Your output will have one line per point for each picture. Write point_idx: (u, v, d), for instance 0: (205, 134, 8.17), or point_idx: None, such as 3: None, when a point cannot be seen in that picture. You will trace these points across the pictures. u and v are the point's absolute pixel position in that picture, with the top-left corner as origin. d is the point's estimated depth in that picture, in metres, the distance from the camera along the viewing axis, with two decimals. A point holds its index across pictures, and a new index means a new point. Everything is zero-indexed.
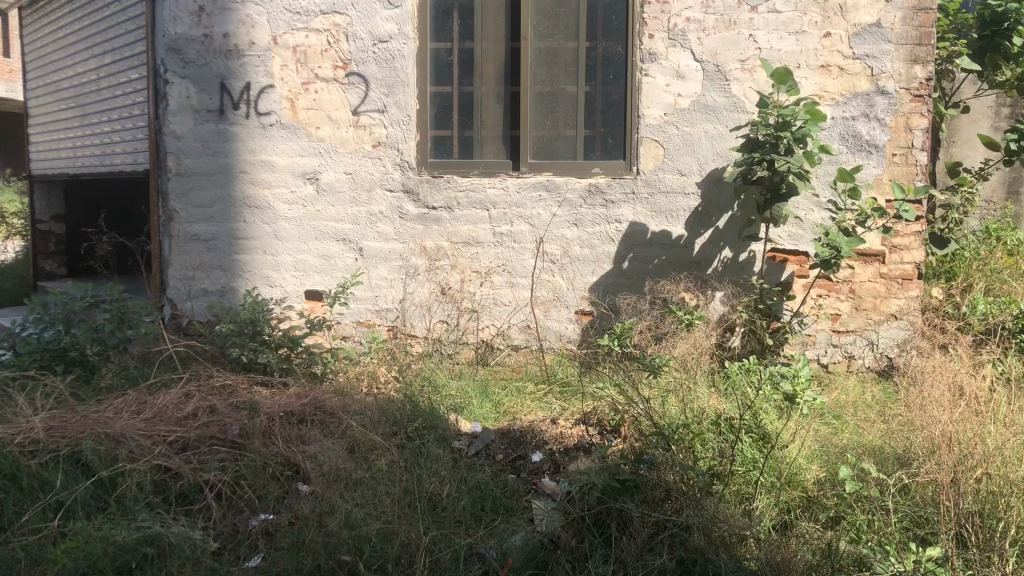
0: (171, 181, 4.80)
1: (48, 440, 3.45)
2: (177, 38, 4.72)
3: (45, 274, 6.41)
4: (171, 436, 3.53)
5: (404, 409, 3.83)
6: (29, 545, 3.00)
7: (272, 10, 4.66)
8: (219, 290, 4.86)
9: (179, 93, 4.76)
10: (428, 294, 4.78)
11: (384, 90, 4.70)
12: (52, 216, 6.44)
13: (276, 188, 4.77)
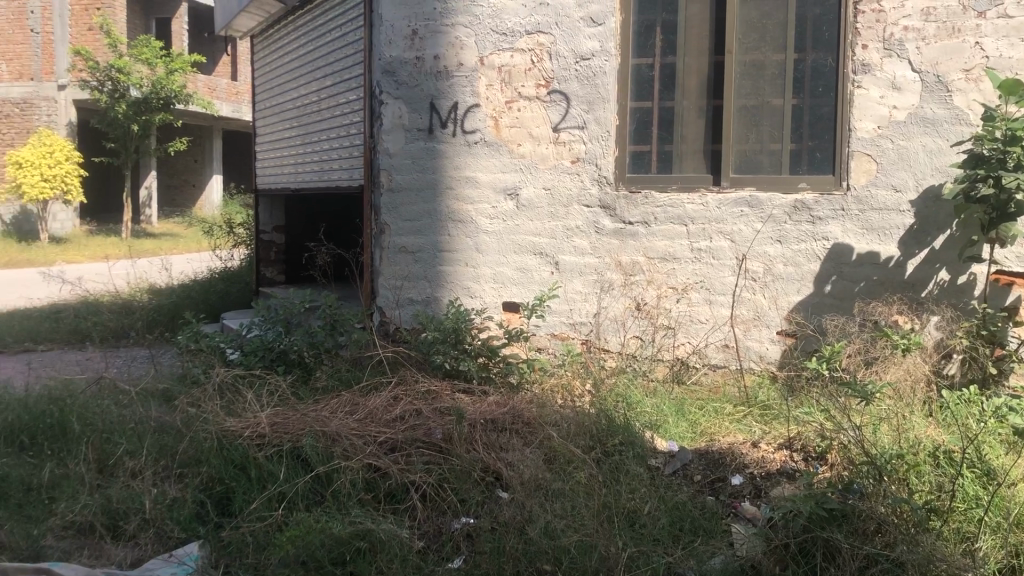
0: (383, 196, 5.07)
1: (272, 434, 3.72)
2: (392, 61, 4.99)
3: (266, 281, 6.95)
4: (381, 436, 3.72)
5: (601, 424, 3.84)
6: (257, 532, 3.26)
7: (480, 31, 4.85)
8: (424, 299, 5.07)
9: (392, 113, 5.02)
10: (623, 309, 4.78)
11: (585, 107, 4.75)
12: (274, 227, 6.97)
13: (479, 203, 4.92)
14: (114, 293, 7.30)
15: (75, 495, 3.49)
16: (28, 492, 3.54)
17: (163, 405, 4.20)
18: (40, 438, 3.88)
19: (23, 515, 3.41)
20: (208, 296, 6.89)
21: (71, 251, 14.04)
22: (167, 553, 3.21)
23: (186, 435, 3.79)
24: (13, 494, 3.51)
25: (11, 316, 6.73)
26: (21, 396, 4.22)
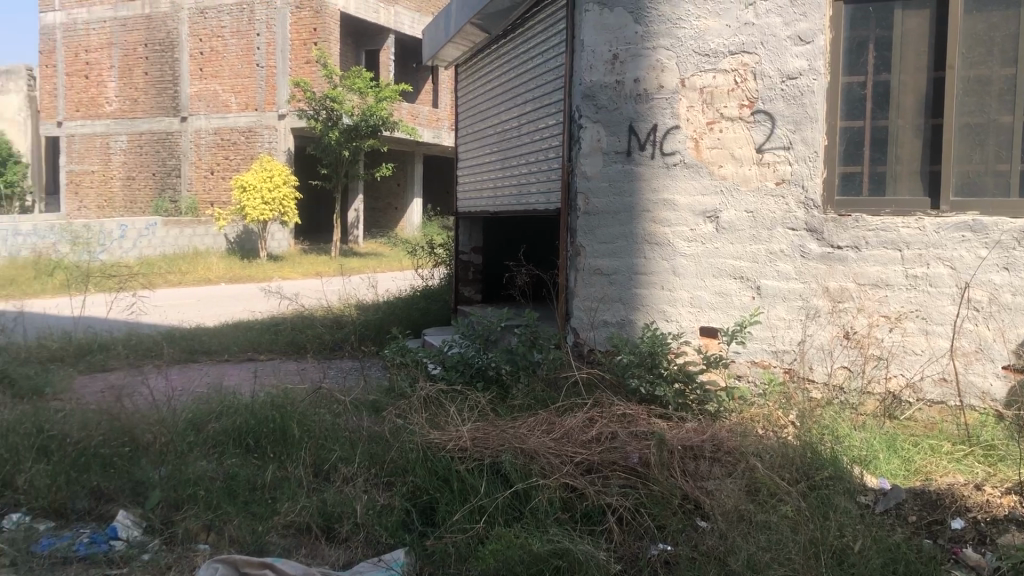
0: (580, 219, 5.03)
1: (473, 448, 3.80)
2: (592, 85, 4.96)
3: (464, 299, 7.17)
4: (577, 457, 3.71)
5: (806, 456, 3.70)
6: (459, 544, 3.36)
7: (682, 54, 4.79)
8: (618, 322, 5.00)
9: (590, 137, 4.97)
10: (831, 338, 4.59)
11: (791, 126, 4.61)
12: (472, 248, 7.19)
13: (676, 226, 4.83)
14: (326, 308, 7.79)
15: (293, 497, 3.73)
16: (253, 491, 3.82)
17: (371, 416, 4.42)
18: (264, 441, 4.19)
19: (249, 512, 3.68)
20: (410, 313, 7.20)
21: (286, 268, 15.11)
22: (375, 559, 3.38)
23: (393, 444, 3.96)
24: (241, 492, 3.80)
25: (237, 327, 7.33)
26: (249, 401, 4.57)
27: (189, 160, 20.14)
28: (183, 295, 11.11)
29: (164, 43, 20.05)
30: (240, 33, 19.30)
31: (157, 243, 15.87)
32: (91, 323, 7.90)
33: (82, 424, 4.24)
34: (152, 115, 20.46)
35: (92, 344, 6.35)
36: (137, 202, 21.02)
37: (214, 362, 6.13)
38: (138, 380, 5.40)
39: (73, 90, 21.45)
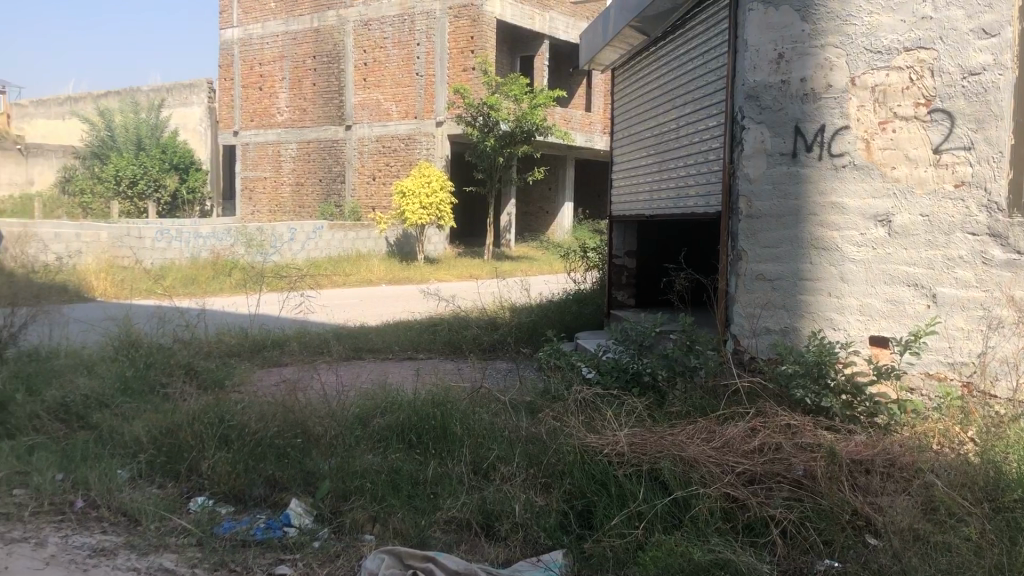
0: (741, 222, 4.89)
1: (631, 453, 3.77)
2: (756, 86, 4.82)
3: (618, 304, 7.16)
4: (739, 466, 3.62)
5: (989, 476, 3.47)
6: (617, 549, 3.35)
7: (853, 51, 4.61)
8: (782, 328, 4.81)
9: (753, 139, 4.83)
10: (1016, 351, 4.31)
11: (973, 125, 4.39)
12: (626, 252, 7.17)
13: (845, 230, 4.63)
14: (482, 309, 7.96)
15: (454, 493, 3.83)
16: (415, 486, 3.94)
17: (528, 417, 4.46)
18: (426, 437, 4.31)
19: (412, 506, 3.80)
20: (563, 317, 7.24)
21: (442, 270, 15.53)
22: (534, 558, 3.42)
23: (551, 446, 3.99)
24: (404, 486, 3.93)
25: (399, 327, 7.58)
26: (411, 398, 4.72)
27: (352, 167, 20.98)
28: (348, 295, 11.62)
29: (331, 55, 21.03)
30: (402, 43, 19.99)
31: (323, 245, 16.66)
32: (265, 320, 8.38)
33: (259, 415, 4.49)
34: (319, 124, 21.50)
35: (267, 340, 6.72)
36: (304, 207, 22.12)
37: (378, 360, 6.37)
38: (309, 375, 5.69)
39: (249, 102, 22.86)
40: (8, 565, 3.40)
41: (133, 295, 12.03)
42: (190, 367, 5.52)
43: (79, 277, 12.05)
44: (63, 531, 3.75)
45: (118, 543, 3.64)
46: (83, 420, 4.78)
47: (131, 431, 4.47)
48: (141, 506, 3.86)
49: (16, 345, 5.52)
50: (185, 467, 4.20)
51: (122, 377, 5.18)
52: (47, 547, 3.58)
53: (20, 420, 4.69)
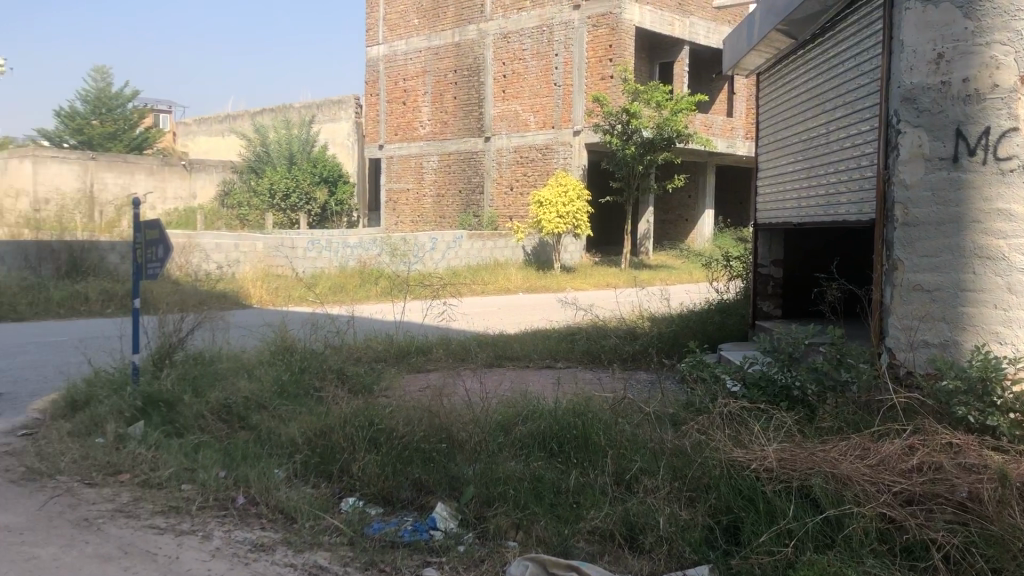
0: (898, 231, 4.70)
1: (779, 469, 3.67)
2: (913, 88, 4.62)
3: (763, 314, 6.98)
4: (897, 486, 3.46)
5: None
6: (765, 567, 3.27)
7: (1021, 48, 4.32)
8: (942, 341, 4.55)
9: (911, 143, 4.63)
10: None
11: None
12: (772, 261, 6.99)
13: (1013, 239, 4.34)
14: (622, 319, 7.93)
15: (597, 504, 3.82)
16: (558, 495, 3.97)
17: (672, 429, 4.41)
18: (568, 446, 4.33)
19: (555, 514, 3.83)
20: (706, 327, 7.12)
21: (579, 279, 15.58)
22: (679, 572, 3.38)
23: (696, 460, 3.93)
24: (546, 494, 3.96)
25: (539, 335, 7.66)
26: (553, 407, 4.75)
27: (492, 177, 21.31)
28: (490, 303, 11.83)
29: (472, 68, 21.50)
30: (540, 54, 20.19)
31: (462, 255, 17.02)
32: (409, 327, 8.64)
33: (407, 419, 4.61)
34: (459, 136, 22.00)
35: (412, 347, 6.92)
36: (445, 216, 22.65)
37: (519, 368, 6.44)
38: (454, 381, 5.82)
39: (393, 116, 23.67)
40: (178, 556, 3.64)
41: (287, 301, 12.66)
42: (341, 372, 5.74)
43: (238, 286, 12.78)
44: (226, 525, 3.97)
45: (277, 539, 3.83)
46: (243, 421, 5.05)
47: (287, 432, 4.70)
48: (296, 504, 4.04)
49: (184, 348, 5.90)
50: (336, 469, 4.37)
51: (279, 381, 5.45)
52: (212, 540, 3.80)
53: (187, 419, 5.01)
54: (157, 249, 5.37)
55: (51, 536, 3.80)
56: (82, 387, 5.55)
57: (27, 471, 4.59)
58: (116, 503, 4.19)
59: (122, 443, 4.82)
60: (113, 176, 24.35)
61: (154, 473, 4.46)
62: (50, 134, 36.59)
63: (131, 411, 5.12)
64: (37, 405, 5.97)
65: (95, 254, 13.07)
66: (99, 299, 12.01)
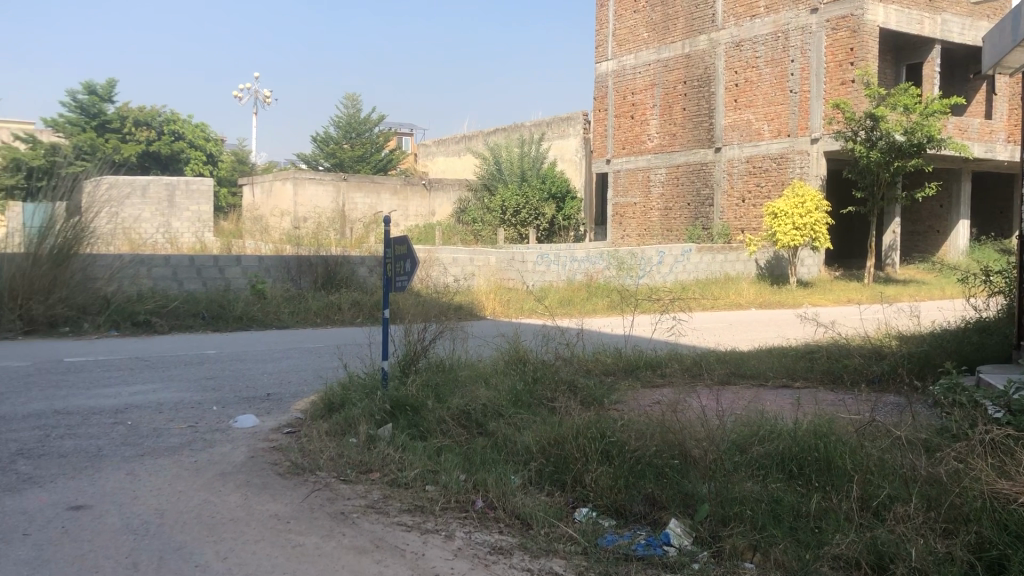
0: None
1: None
2: None
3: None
4: None
5: None
6: None
7: None
8: None
9: None
10: None
11: None
12: None
13: None
14: (866, 337, 7.51)
15: (841, 530, 3.64)
16: (798, 518, 3.83)
17: (925, 455, 4.13)
18: (809, 469, 4.18)
19: (796, 538, 3.70)
20: (961, 348, 6.60)
21: (816, 294, 14.90)
22: None
23: (955, 490, 3.66)
24: (785, 516, 3.84)
25: (774, 352, 7.42)
26: (792, 427, 4.60)
27: (722, 189, 20.88)
28: (721, 319, 11.59)
29: (703, 79, 21.25)
30: (774, 61, 19.56)
31: (691, 268, 16.82)
32: (640, 341, 8.66)
33: (639, 433, 4.63)
34: (690, 148, 21.79)
35: (643, 361, 6.94)
36: (673, 230, 22.47)
37: (754, 386, 6.27)
38: (688, 397, 5.76)
39: (621, 130, 23.86)
40: (424, 552, 3.86)
41: (519, 313, 13.06)
42: (573, 383, 5.86)
43: (474, 298, 13.33)
44: (466, 527, 4.16)
45: (514, 544, 3.96)
46: (481, 427, 5.28)
47: (522, 440, 4.86)
48: (532, 512, 4.17)
49: (427, 356, 6.25)
50: (570, 478, 4.46)
51: (515, 390, 5.65)
52: (455, 540, 4.00)
53: (430, 423, 5.31)
54: (405, 264, 5.73)
55: (314, 526, 4.16)
56: (337, 390, 6.01)
57: (292, 465, 5.04)
58: (369, 500, 4.51)
59: (372, 443, 5.18)
60: (362, 196, 26.43)
61: (401, 473, 4.76)
62: (309, 158, 40.06)
63: (380, 413, 5.48)
64: (300, 405, 6.55)
65: (346, 267, 14.16)
66: (350, 308, 12.97)
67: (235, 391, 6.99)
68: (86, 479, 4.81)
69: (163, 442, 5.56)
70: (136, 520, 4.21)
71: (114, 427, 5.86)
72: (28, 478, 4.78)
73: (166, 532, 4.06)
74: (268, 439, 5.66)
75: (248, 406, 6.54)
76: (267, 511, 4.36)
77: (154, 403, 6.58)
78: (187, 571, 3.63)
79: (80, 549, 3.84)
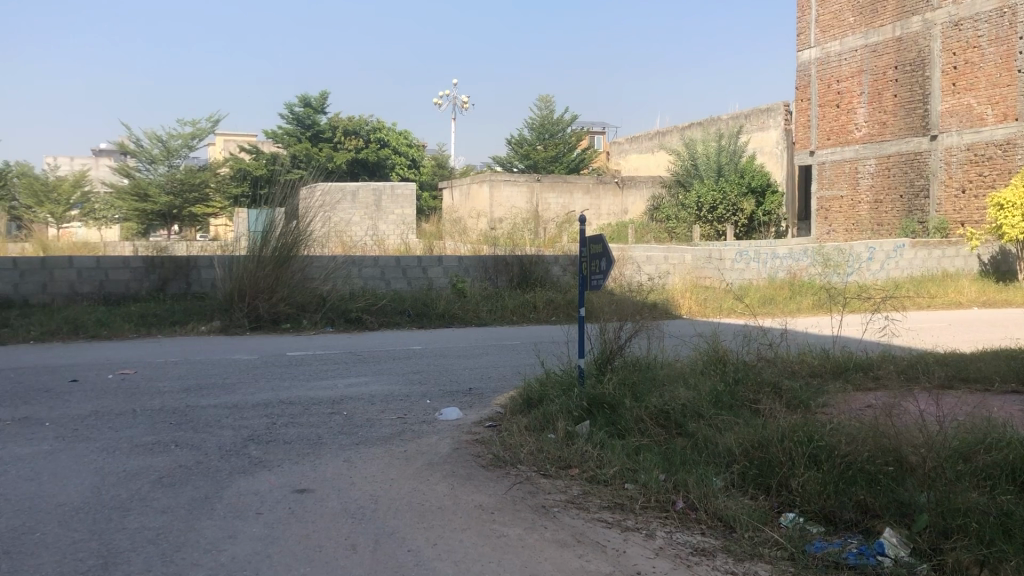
0: None
1: None
2: None
3: None
4: None
5: None
6: None
7: None
8: None
9: None
10: None
11: None
12: None
13: None
14: None
15: None
16: None
17: None
18: None
19: None
20: None
21: None
22: None
23: None
24: (1017, 532, 3.55)
25: (1001, 355, 6.87)
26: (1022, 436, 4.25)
27: (939, 180, 19.52)
28: (938, 318, 10.88)
29: (917, 63, 19.93)
30: (999, 40, 17.99)
31: (904, 265, 15.86)
32: (848, 341, 8.27)
33: (850, 438, 4.43)
34: (902, 136, 20.52)
35: (852, 362, 6.62)
36: (884, 224, 21.26)
37: (979, 391, 5.83)
38: (903, 401, 5.45)
39: (826, 120, 22.85)
40: (625, 550, 3.87)
41: (717, 312, 12.79)
42: (776, 385, 5.68)
43: (670, 296, 13.19)
44: (667, 527, 4.14)
45: (717, 546, 3.90)
46: (680, 427, 5.22)
47: (723, 441, 4.76)
48: (735, 514, 4.08)
49: (623, 355, 6.26)
50: (775, 482, 4.33)
51: (715, 390, 5.55)
52: (656, 539, 3.98)
53: (627, 421, 5.31)
54: (600, 262, 5.75)
55: (517, 518, 4.27)
56: (536, 386, 6.14)
57: (494, 457, 5.20)
58: (569, 495, 4.58)
59: (570, 439, 5.26)
60: (556, 196, 26.80)
61: (600, 470, 4.79)
62: (504, 160, 40.99)
63: (578, 410, 5.54)
64: (500, 399, 6.74)
65: (541, 266, 14.43)
66: (545, 307, 13.19)
67: (439, 385, 7.29)
68: (308, 464, 5.18)
69: (375, 432, 5.89)
70: (354, 505, 4.49)
71: (331, 417, 6.28)
72: (259, 462, 5.21)
73: (380, 517, 4.31)
74: (471, 431, 5.87)
75: (451, 399, 6.81)
76: (473, 501, 4.53)
77: (365, 394, 6.98)
78: (400, 555, 3.83)
79: (306, 529, 4.14)
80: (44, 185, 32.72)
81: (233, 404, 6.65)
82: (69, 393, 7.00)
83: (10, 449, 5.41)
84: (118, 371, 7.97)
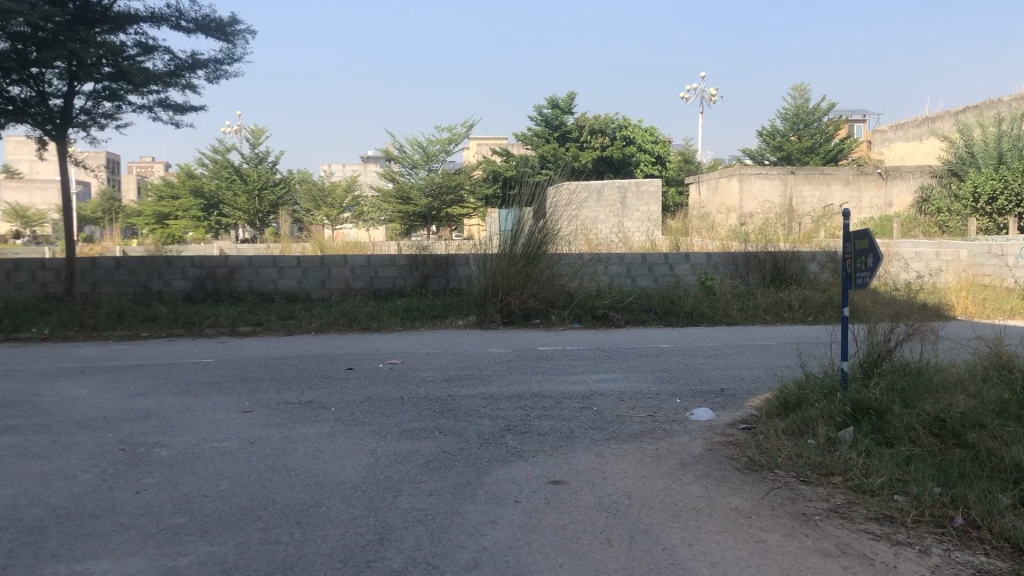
0: None
1: None
2: None
3: None
4: None
5: None
6: None
7: None
8: None
9: None
10: None
11: None
12: None
13: None
14: None
15: None
16: None
17: None
18: None
19: None
20: None
21: None
22: None
23: None
24: None
25: None
26: None
27: None
28: None
29: None
30: None
31: None
32: None
33: None
34: None
35: None
36: None
37: None
38: None
39: None
40: (897, 565, 3.63)
41: (998, 314, 11.65)
42: None
43: (942, 296, 12.19)
44: (945, 544, 3.83)
45: (1004, 569, 3.56)
46: (959, 438, 4.81)
47: (1012, 455, 4.33)
48: None
49: (892, 359, 5.86)
50: None
51: (1001, 400, 5.05)
52: (932, 556, 3.70)
53: (897, 430, 4.97)
54: (867, 258, 5.39)
55: (776, 524, 4.13)
56: (794, 389, 5.89)
57: (750, 461, 5.06)
58: (833, 504, 4.36)
59: (833, 446, 5.00)
60: (811, 189, 25.61)
61: (867, 479, 4.52)
62: (754, 153, 39.65)
63: (841, 416, 5.25)
64: (754, 401, 6.54)
65: (796, 264, 13.87)
66: (800, 306, 12.62)
67: (690, 384, 7.21)
68: (563, 456, 5.31)
69: (626, 428, 5.93)
70: (609, 500, 4.54)
71: (583, 411, 6.39)
72: (516, 451, 5.41)
73: (634, 513, 4.33)
74: (724, 433, 5.76)
75: (704, 399, 6.72)
76: (728, 504, 4.43)
77: (615, 391, 7.05)
78: (656, 552, 3.83)
79: (562, 520, 4.25)
80: (320, 190, 35.90)
81: (490, 395, 6.95)
82: (345, 379, 7.63)
83: (298, 429, 5.99)
84: (387, 361, 8.58)
